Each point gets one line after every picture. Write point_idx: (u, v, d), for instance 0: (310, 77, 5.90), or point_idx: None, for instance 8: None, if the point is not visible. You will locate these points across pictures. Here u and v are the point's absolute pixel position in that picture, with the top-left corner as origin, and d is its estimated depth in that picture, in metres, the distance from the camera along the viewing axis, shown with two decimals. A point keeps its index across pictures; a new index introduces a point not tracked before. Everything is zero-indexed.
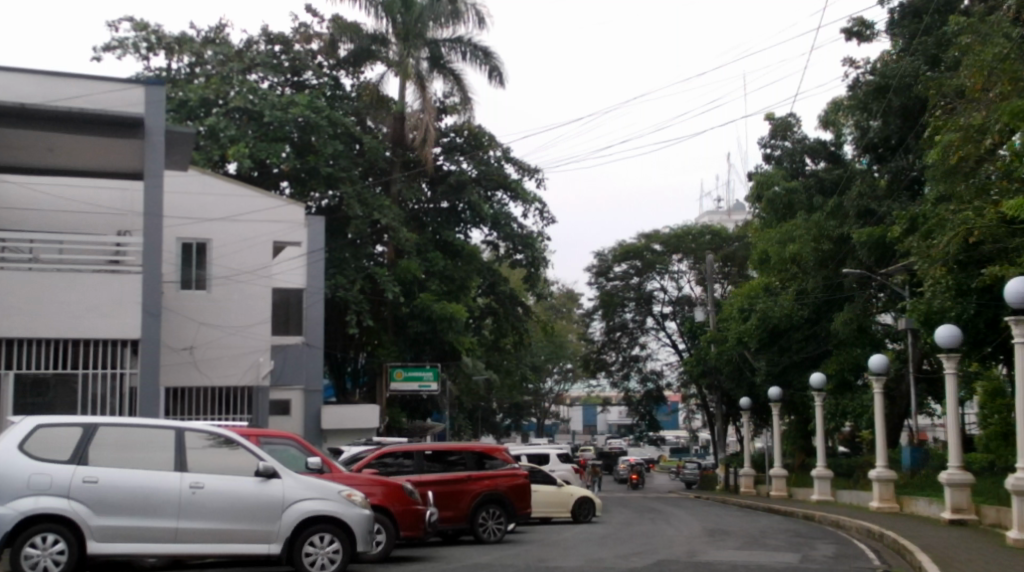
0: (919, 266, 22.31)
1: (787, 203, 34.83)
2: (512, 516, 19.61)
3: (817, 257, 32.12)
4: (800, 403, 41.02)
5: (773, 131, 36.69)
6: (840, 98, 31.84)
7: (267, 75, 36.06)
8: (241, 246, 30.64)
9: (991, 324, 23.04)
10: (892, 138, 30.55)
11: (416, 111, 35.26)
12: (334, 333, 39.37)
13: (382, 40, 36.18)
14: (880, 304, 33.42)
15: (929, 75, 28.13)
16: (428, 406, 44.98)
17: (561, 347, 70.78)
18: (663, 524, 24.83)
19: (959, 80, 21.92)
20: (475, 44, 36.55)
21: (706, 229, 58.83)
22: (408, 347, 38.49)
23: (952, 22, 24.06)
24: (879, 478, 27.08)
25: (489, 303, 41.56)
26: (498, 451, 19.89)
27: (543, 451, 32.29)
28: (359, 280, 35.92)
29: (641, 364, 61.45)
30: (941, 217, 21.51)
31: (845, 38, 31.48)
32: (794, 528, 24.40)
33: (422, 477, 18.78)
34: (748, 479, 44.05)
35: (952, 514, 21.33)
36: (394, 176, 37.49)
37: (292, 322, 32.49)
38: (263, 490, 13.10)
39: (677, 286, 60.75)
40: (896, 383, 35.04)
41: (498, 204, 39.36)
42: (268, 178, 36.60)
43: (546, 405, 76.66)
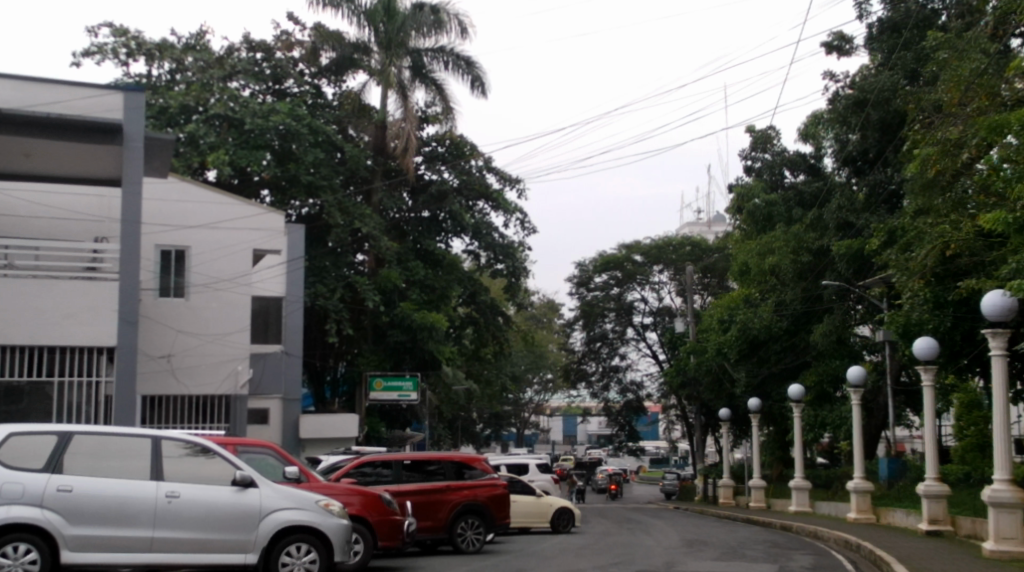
0: (897, 280, 22.14)
1: (767, 215, 34.98)
2: (491, 527, 19.45)
3: (795, 269, 32.14)
4: (779, 414, 41.07)
5: (754, 144, 36.72)
6: (820, 110, 31.73)
7: (248, 83, 35.79)
8: (220, 253, 30.37)
9: (968, 337, 22.67)
10: (871, 151, 30.56)
11: (398, 119, 35.13)
12: (313, 342, 39.13)
13: (364, 48, 36.11)
14: (858, 316, 33.45)
15: (909, 89, 28.20)
16: (407, 416, 44.78)
17: (541, 357, 70.63)
18: (643, 535, 24.76)
19: (939, 94, 21.99)
20: (457, 53, 36.46)
21: (686, 240, 58.86)
22: (388, 356, 38.28)
23: (931, 36, 24.15)
24: (857, 490, 27.07)
25: (469, 313, 41.38)
26: (477, 461, 19.77)
27: (523, 461, 32.15)
28: (338, 288, 35.77)
29: (621, 375, 61.42)
30: (920, 231, 21.53)
31: (826, 52, 31.52)
32: (773, 540, 24.36)
33: (400, 487, 18.65)
34: (726, 489, 44.04)
35: (929, 525, 21.27)
36: (375, 185, 37.33)
37: (272, 330, 32.08)
38: (240, 499, 12.93)
39: (657, 297, 60.72)
40: (875, 396, 35.05)
41: (478, 213, 39.27)
42: (249, 186, 36.38)
43: (526, 415, 76.53)
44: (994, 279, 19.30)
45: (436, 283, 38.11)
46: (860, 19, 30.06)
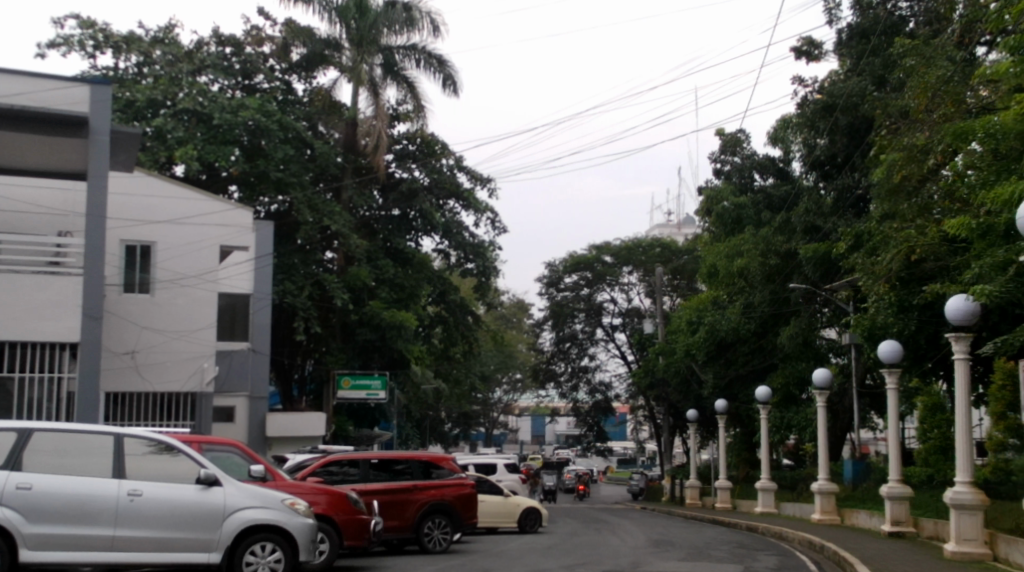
0: (863, 284, 22.27)
1: (736, 217, 35.17)
2: (458, 527, 19.41)
3: (763, 272, 32.32)
4: (746, 415, 41.29)
5: (723, 147, 36.98)
6: (789, 115, 31.78)
7: (217, 77, 35.57)
8: (187, 250, 30.12)
9: (932, 341, 22.70)
10: (838, 156, 30.70)
11: (369, 117, 35.08)
12: (281, 340, 38.95)
13: (335, 45, 36.04)
14: (825, 319, 33.69)
15: (877, 95, 28.39)
16: (375, 415, 44.69)
17: (510, 357, 70.70)
18: (609, 535, 24.83)
19: (906, 100, 22.23)
20: (429, 51, 36.40)
21: (656, 242, 59.06)
22: (356, 355, 38.18)
23: (898, 43, 24.39)
24: (821, 491, 27.27)
25: (439, 312, 41.26)
26: (445, 461, 19.73)
27: (491, 461, 32.12)
28: (307, 286, 35.62)
29: (590, 375, 61.53)
30: (885, 235, 21.63)
31: (795, 57, 31.73)
32: (738, 540, 24.49)
33: (367, 486, 18.59)
34: (693, 490, 44.28)
35: (891, 527, 21.49)
36: (345, 182, 37.17)
37: (238, 328, 31.85)
38: (204, 497, 12.83)
39: (627, 298, 60.91)
40: (841, 398, 35.32)
41: (449, 212, 39.23)
42: (217, 181, 36.14)
43: (495, 415, 76.60)
44: (958, 282, 19.49)
45: (406, 281, 37.92)
46: (830, 24, 30.28)
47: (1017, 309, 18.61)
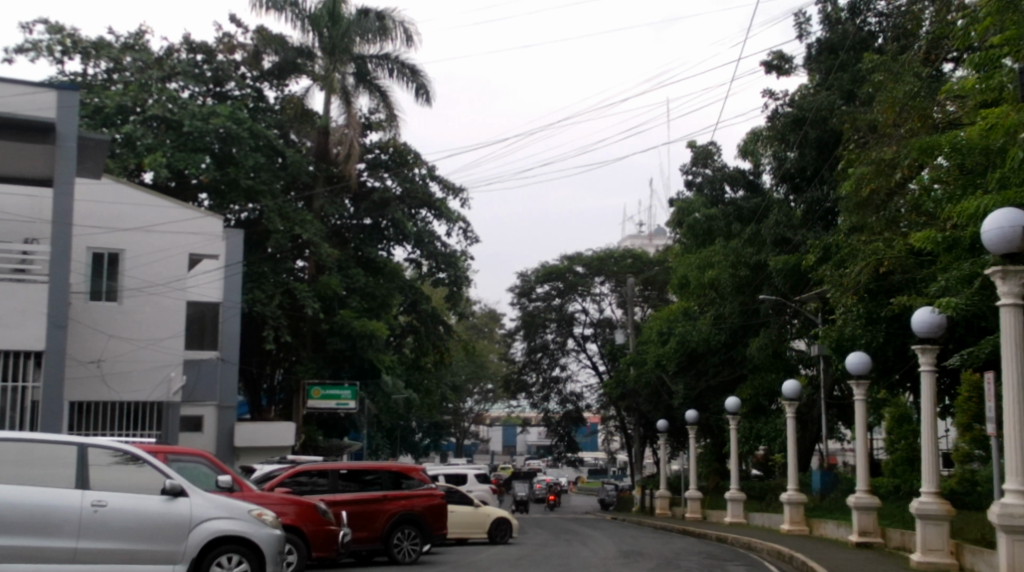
0: (832, 297, 22.36)
1: (707, 228, 35.34)
2: (428, 538, 19.26)
3: (733, 283, 32.52)
4: (717, 426, 41.47)
5: (694, 159, 37.23)
6: (758, 128, 31.85)
7: (187, 84, 35.36)
8: (155, 257, 29.88)
9: (899, 353, 22.90)
10: (808, 169, 30.80)
11: (341, 125, 35.02)
12: (250, 349, 38.69)
13: (308, 53, 36.02)
14: (794, 330, 33.80)
15: (846, 109, 28.62)
16: (345, 425, 44.54)
17: (482, 367, 70.64)
18: (579, 545, 24.80)
19: (874, 114, 22.43)
20: (402, 61, 36.33)
21: (627, 253, 59.21)
22: (326, 364, 38.06)
23: (867, 58, 24.64)
24: (790, 502, 27.34)
25: (410, 321, 41.13)
26: (415, 471, 19.69)
27: (462, 471, 32.00)
28: (277, 294, 35.40)
29: (561, 386, 61.51)
30: (853, 248, 21.74)
31: (765, 71, 31.95)
32: (708, 551, 24.52)
33: (336, 496, 18.51)
34: (663, 501, 44.34)
35: (859, 537, 21.61)
36: (316, 191, 37.02)
37: (207, 338, 31.64)
38: (169, 508, 12.69)
39: (599, 308, 61.03)
40: (810, 409, 35.48)
41: (421, 221, 39.15)
42: (186, 189, 35.90)
43: (466, 425, 76.34)
44: (924, 295, 19.64)
45: (377, 290, 37.77)
46: (800, 39, 30.52)
47: (981, 322, 18.77)
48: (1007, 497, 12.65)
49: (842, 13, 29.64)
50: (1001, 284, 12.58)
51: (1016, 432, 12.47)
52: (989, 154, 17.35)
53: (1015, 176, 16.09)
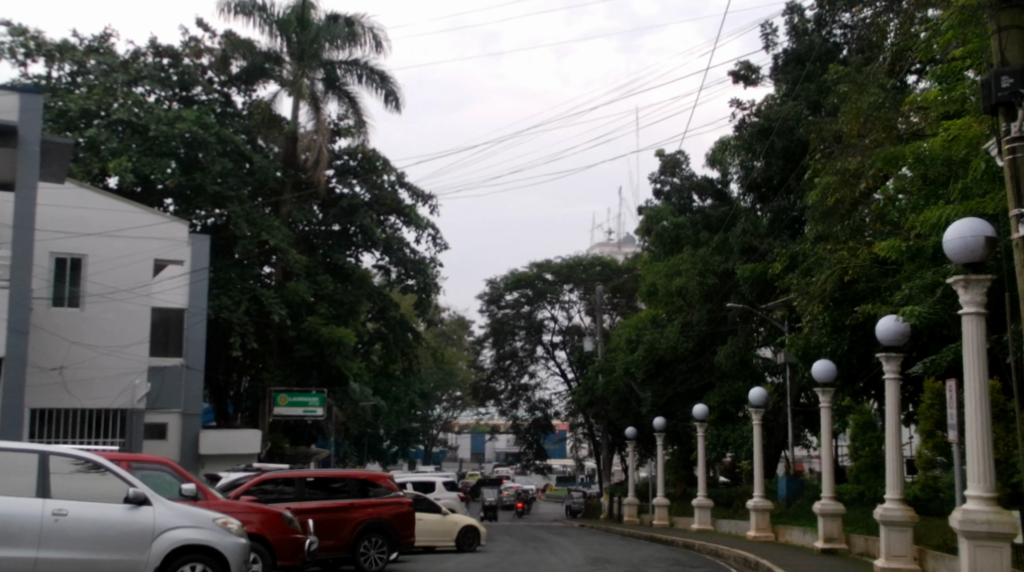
0: (798, 305, 22.49)
1: (674, 237, 35.50)
2: (395, 546, 19.16)
3: (701, 291, 32.72)
4: (684, 433, 41.57)
5: (663, 167, 37.40)
6: (726, 137, 31.99)
7: (153, 88, 35.12)
8: (119, 262, 29.60)
9: (863, 361, 23.11)
10: (774, 178, 30.93)
11: (309, 131, 34.98)
12: (215, 355, 38.41)
13: (276, 58, 35.88)
14: (761, 338, 33.93)
15: (812, 119, 28.80)
16: (312, 432, 44.32)
17: (450, 374, 70.54)
18: (548, 553, 24.74)
19: (838, 125, 22.65)
20: (371, 67, 36.23)
21: (596, 261, 59.33)
22: (293, 371, 37.88)
23: (832, 70, 24.91)
24: (756, 508, 27.41)
25: (378, 328, 40.97)
26: (382, 479, 19.56)
27: (430, 479, 31.82)
28: (244, 301, 35.18)
29: (530, 394, 61.47)
30: (819, 256, 21.93)
31: (733, 81, 32.14)
32: (675, 557, 24.57)
33: (303, 504, 18.39)
34: (630, 508, 44.39)
35: (823, 543, 21.75)
36: (284, 197, 36.82)
37: (173, 344, 31.37)
38: (133, 517, 12.58)
39: (567, 316, 61.11)
40: (775, 417, 35.63)
41: (390, 228, 39.00)
42: (152, 194, 35.63)
43: (435, 433, 76.06)
44: (889, 304, 19.78)
45: (345, 297, 37.64)
46: (767, 49, 30.75)
47: (944, 330, 18.92)
48: (969, 502, 12.72)
49: (809, 25, 30.28)
50: (964, 293, 12.65)
51: (978, 438, 12.57)
52: (952, 165, 17.54)
53: (977, 186, 16.28)
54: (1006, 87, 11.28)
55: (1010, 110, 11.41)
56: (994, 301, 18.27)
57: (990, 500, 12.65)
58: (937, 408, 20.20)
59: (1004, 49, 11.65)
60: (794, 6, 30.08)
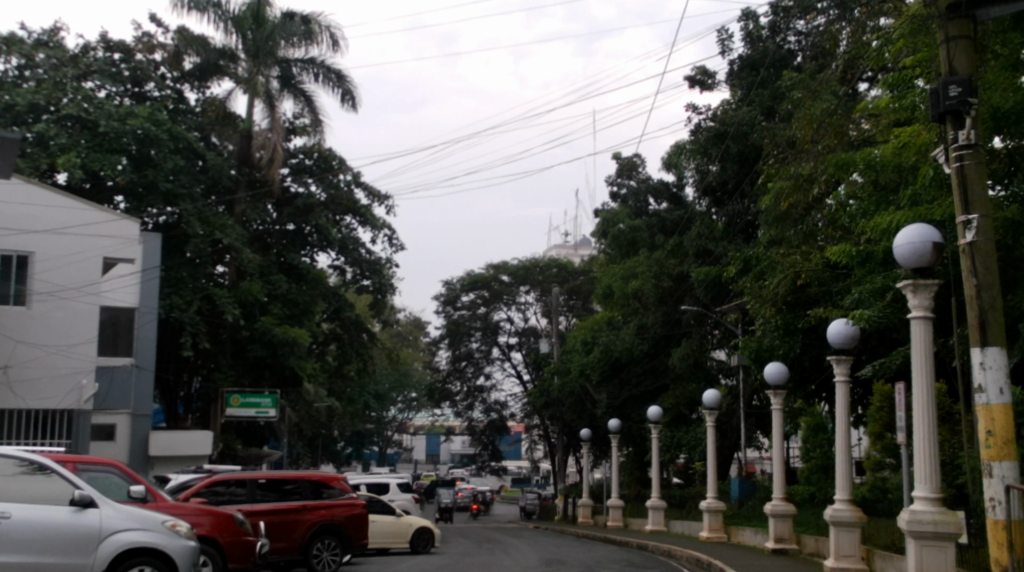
0: (751, 308, 22.69)
1: (630, 239, 35.70)
2: (348, 548, 19.08)
3: (657, 294, 33.12)
4: (639, 434, 41.74)
5: (619, 170, 37.59)
6: (682, 141, 32.22)
7: (104, 84, 34.68)
8: (67, 260, 29.22)
9: (815, 364, 23.38)
10: (729, 183, 31.13)
11: (264, 129, 34.76)
12: (167, 355, 38.05)
13: (231, 55, 35.66)
14: (715, 341, 34.15)
15: (766, 124, 29.05)
16: (265, 434, 43.99)
17: (406, 375, 70.32)
18: (502, 555, 24.74)
19: (792, 130, 22.92)
20: (328, 66, 36.04)
21: (553, 262, 59.47)
22: (246, 372, 37.61)
23: (785, 76, 25.20)
24: (709, 509, 27.57)
25: (333, 329, 40.79)
26: (336, 480, 19.48)
27: (384, 481, 31.71)
28: (196, 300, 34.85)
29: (485, 395, 61.47)
30: (772, 260, 22.19)
31: (689, 85, 32.37)
32: (627, 558, 24.69)
33: (254, 506, 18.25)
34: (585, 509, 44.51)
35: (774, 544, 21.97)
36: (238, 195, 36.52)
37: (122, 344, 30.89)
38: (78, 519, 12.31)
39: (524, 317, 61.17)
40: (728, 419, 35.88)
41: (346, 228, 38.81)
42: (102, 191, 35.23)
43: (389, 434, 75.68)
44: (840, 307, 20.01)
45: (300, 297, 37.43)
46: (723, 55, 31.02)
47: (893, 333, 19.17)
48: (915, 503, 12.91)
49: (763, 31, 30.60)
50: (912, 297, 12.84)
51: (924, 440, 12.77)
52: (902, 172, 17.77)
53: (926, 193, 16.50)
54: (955, 95, 11.48)
55: (958, 118, 11.59)
56: (941, 305, 18.54)
57: (936, 501, 12.85)
58: (885, 410, 20.47)
59: (952, 58, 11.84)
60: (749, 13, 30.37)
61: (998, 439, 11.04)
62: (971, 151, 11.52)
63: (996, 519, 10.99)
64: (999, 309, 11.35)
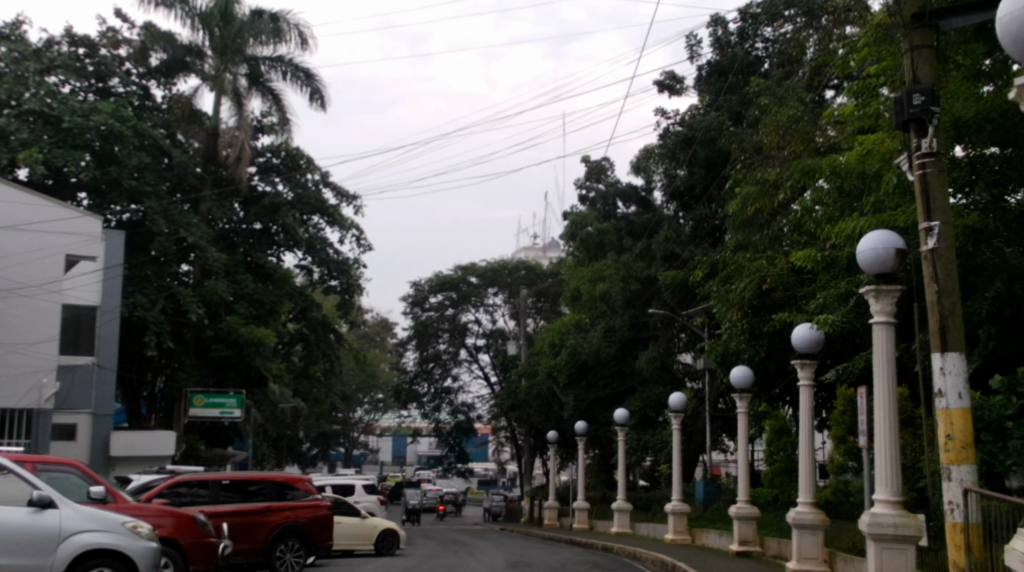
0: (718, 312, 22.87)
1: (599, 242, 35.86)
2: (312, 550, 19.01)
3: (624, 297, 33.29)
4: (605, 437, 41.87)
5: (588, 174, 37.72)
6: (651, 145, 32.39)
7: (67, 79, 34.39)
8: (28, 257, 29.05)
9: (779, 367, 23.56)
10: (696, 188, 31.26)
11: (232, 127, 34.61)
12: (130, 354, 37.78)
13: (197, 52, 35.49)
14: (681, 344, 34.32)
15: (734, 130, 29.22)
16: (229, 434, 43.73)
17: (373, 376, 70.05)
18: (468, 556, 24.74)
19: (759, 136, 23.13)
20: (296, 64, 35.92)
21: (521, 265, 59.58)
22: (210, 371, 37.40)
23: (753, 82, 25.41)
24: (674, 512, 27.72)
25: (299, 329, 40.67)
26: (300, 482, 19.44)
27: (349, 482, 31.62)
28: (159, 299, 34.64)
29: (452, 396, 61.46)
30: (738, 265, 22.40)
31: (658, 90, 32.53)
32: (592, 560, 24.80)
33: (217, 508, 18.15)
34: (552, 511, 44.60)
35: (739, 546, 22.13)
36: (203, 193, 36.30)
37: (83, 342, 30.57)
38: (36, 520, 12.18)
39: (492, 319, 61.21)
40: (694, 421, 36.03)
41: (313, 228, 38.68)
42: (64, 187, 34.92)
43: (356, 435, 75.44)
44: (804, 312, 20.17)
45: (266, 297, 37.25)
46: (691, 60, 31.20)
47: (857, 336, 19.43)
48: (876, 506, 13.04)
49: (732, 37, 30.73)
50: (875, 302, 12.99)
51: (885, 442, 12.97)
52: (866, 179, 17.94)
53: (890, 200, 16.68)
54: (918, 104, 11.62)
55: (921, 127, 11.76)
56: (903, 311, 18.77)
57: (896, 504, 12.99)
58: (848, 414, 20.67)
59: (916, 67, 12.02)
60: (719, 19, 30.55)
61: (957, 443, 11.19)
62: (933, 159, 11.68)
63: (954, 522, 11.13)
64: (960, 314, 11.52)
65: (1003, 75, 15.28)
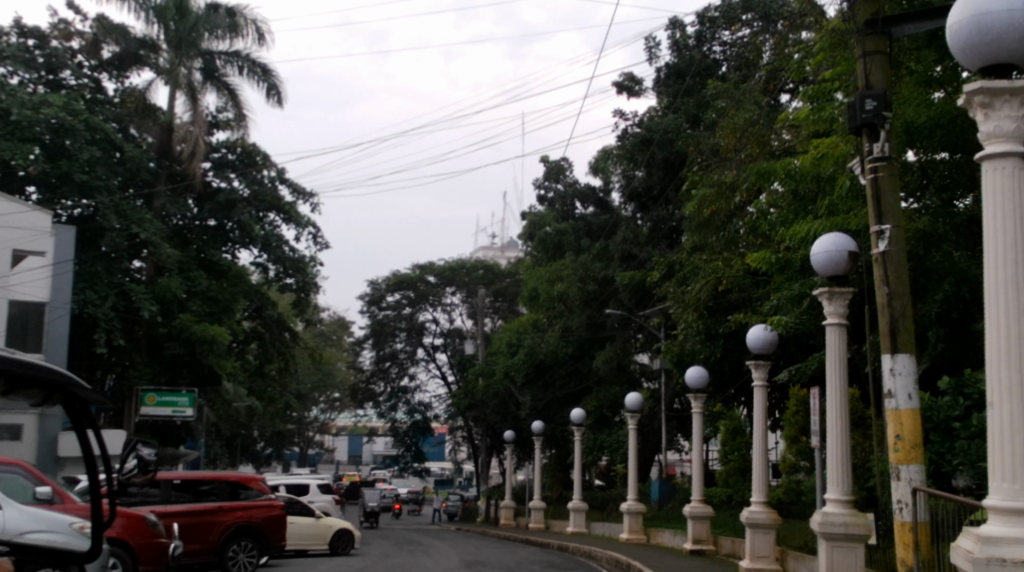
0: (674, 312, 23.04)
1: (557, 243, 35.95)
2: (265, 551, 18.91)
3: (581, 297, 33.41)
4: (561, 437, 41.95)
5: (547, 174, 37.74)
6: (609, 146, 32.58)
7: (17, 70, 33.94)
8: None
9: (735, 367, 23.75)
10: (654, 189, 31.33)
11: (186, 122, 34.31)
12: (80, 352, 37.32)
13: (152, 45, 35.17)
14: (638, 344, 34.47)
15: (691, 132, 29.42)
16: (182, 433, 43.31)
17: (329, 375, 69.63)
18: (423, 556, 24.68)
19: (717, 138, 23.33)
20: (253, 60, 35.73)
21: (479, 264, 59.53)
22: (162, 369, 37.06)
23: (711, 84, 25.61)
24: (629, 511, 27.85)
25: (254, 327, 40.37)
26: (254, 481, 19.35)
27: (304, 481, 31.43)
28: (110, 296, 34.31)
29: (409, 396, 61.27)
30: (694, 265, 22.62)
31: (617, 91, 32.69)
32: (547, 559, 24.85)
33: (168, 508, 17.98)
34: (508, 511, 44.60)
35: (692, 544, 22.33)
36: (157, 189, 35.92)
37: (31, 337, 30.16)
38: None
39: (449, 319, 61.17)
40: (650, 421, 36.16)
41: (269, 225, 38.46)
42: (13, 181, 34.43)
43: (310, 434, 74.98)
44: (758, 313, 20.32)
45: (220, 295, 36.99)
46: (649, 62, 31.35)
47: (810, 337, 19.70)
48: (828, 505, 13.17)
49: (690, 40, 30.75)
50: (827, 304, 13.16)
51: (837, 441, 13.13)
52: (820, 182, 18.11)
53: (843, 203, 16.88)
54: (870, 108, 11.78)
55: (873, 131, 11.92)
56: (855, 313, 19.03)
57: (847, 503, 13.14)
58: (800, 414, 20.83)
59: (869, 72, 12.18)
60: (677, 21, 30.72)
61: (907, 443, 11.32)
62: (885, 163, 11.83)
63: (904, 521, 11.27)
64: (910, 317, 11.68)
65: (952, 82, 15.66)
